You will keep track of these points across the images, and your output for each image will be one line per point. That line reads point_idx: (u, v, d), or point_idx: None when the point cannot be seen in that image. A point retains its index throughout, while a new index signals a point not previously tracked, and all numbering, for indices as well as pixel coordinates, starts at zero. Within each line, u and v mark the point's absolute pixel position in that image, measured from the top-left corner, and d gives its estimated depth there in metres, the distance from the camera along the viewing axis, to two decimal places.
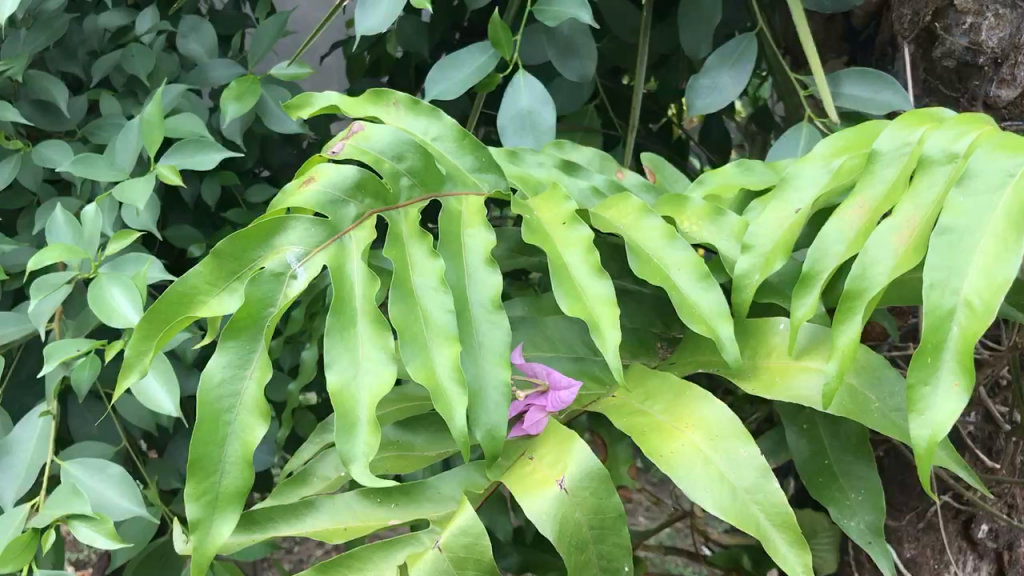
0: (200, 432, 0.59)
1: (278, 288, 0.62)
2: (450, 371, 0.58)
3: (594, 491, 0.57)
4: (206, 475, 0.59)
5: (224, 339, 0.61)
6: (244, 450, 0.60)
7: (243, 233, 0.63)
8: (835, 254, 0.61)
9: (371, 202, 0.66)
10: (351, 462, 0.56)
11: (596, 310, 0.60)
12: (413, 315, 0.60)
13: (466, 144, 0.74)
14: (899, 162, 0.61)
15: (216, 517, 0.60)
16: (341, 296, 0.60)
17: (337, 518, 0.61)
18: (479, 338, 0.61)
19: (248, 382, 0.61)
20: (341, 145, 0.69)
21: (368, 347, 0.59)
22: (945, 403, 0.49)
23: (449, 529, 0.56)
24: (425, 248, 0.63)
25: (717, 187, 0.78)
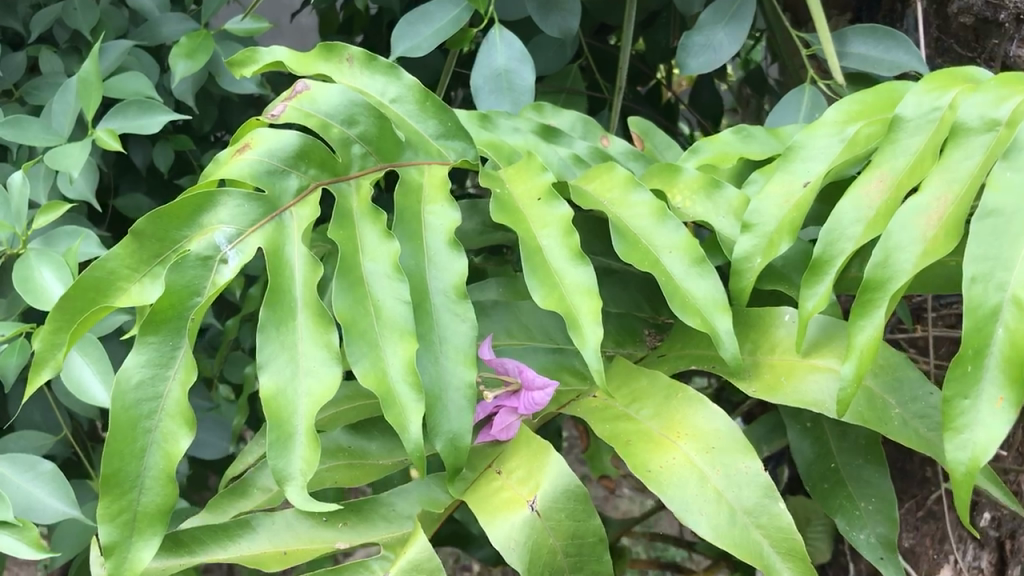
0: (114, 442, 0.51)
1: (206, 275, 0.53)
2: (404, 372, 0.50)
3: (570, 514, 0.49)
4: (123, 491, 0.51)
5: (143, 334, 0.52)
6: (167, 463, 0.52)
7: (167, 209, 0.54)
8: (852, 238, 0.53)
9: (316, 173, 0.58)
10: (286, 484, 0.47)
11: (574, 302, 0.52)
12: (362, 308, 0.51)
13: (430, 106, 0.65)
14: (928, 130, 0.53)
15: (136, 541, 0.51)
16: (278, 286, 0.52)
17: (276, 541, 0.53)
18: (441, 333, 0.53)
19: (171, 384, 0.52)
20: (281, 107, 0.59)
21: (309, 346, 0.50)
22: (989, 421, 0.42)
23: (398, 562, 0.48)
24: (378, 228, 0.55)
25: (714, 156, 0.70)
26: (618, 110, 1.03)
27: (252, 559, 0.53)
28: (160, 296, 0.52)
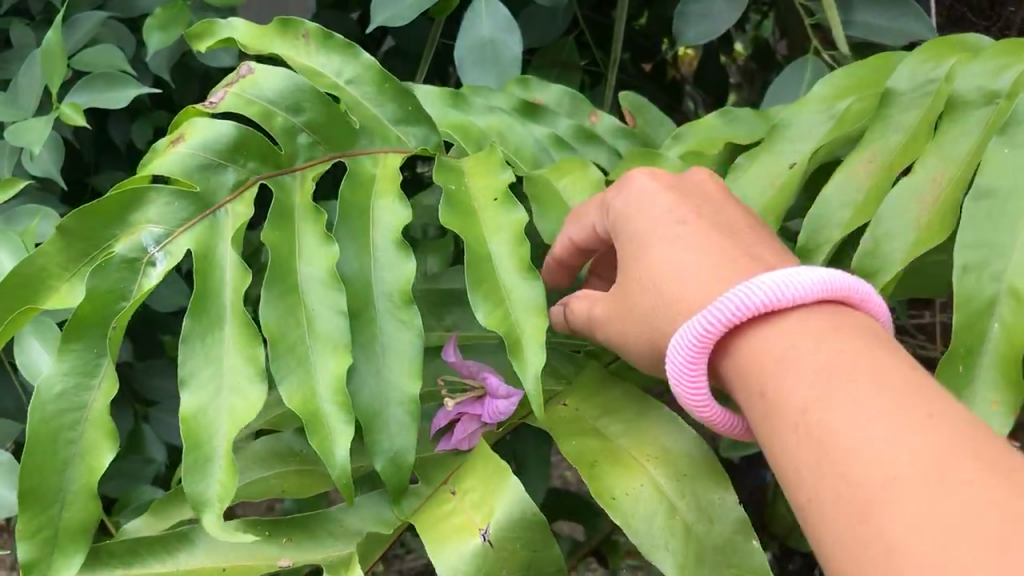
0: (32, 457, 0.46)
1: (131, 278, 0.49)
2: (331, 388, 0.46)
3: (526, 544, 0.46)
4: (45, 506, 0.47)
5: (66, 341, 0.48)
6: (91, 477, 0.47)
7: (91, 208, 0.49)
8: (841, 224, 0.50)
9: (257, 166, 0.53)
10: (203, 510, 0.45)
11: (521, 322, 0.49)
12: (293, 320, 0.47)
13: (390, 89, 0.60)
14: (922, 104, 0.52)
15: (59, 560, 0.47)
16: (204, 291, 0.48)
17: (216, 557, 0.50)
18: (381, 344, 0.49)
19: (95, 395, 0.48)
20: (223, 94, 0.55)
21: (235, 360, 0.47)
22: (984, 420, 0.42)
23: None
24: (317, 229, 0.50)
25: (697, 143, 0.65)
26: (612, 84, 0.97)
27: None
28: (81, 300, 0.48)
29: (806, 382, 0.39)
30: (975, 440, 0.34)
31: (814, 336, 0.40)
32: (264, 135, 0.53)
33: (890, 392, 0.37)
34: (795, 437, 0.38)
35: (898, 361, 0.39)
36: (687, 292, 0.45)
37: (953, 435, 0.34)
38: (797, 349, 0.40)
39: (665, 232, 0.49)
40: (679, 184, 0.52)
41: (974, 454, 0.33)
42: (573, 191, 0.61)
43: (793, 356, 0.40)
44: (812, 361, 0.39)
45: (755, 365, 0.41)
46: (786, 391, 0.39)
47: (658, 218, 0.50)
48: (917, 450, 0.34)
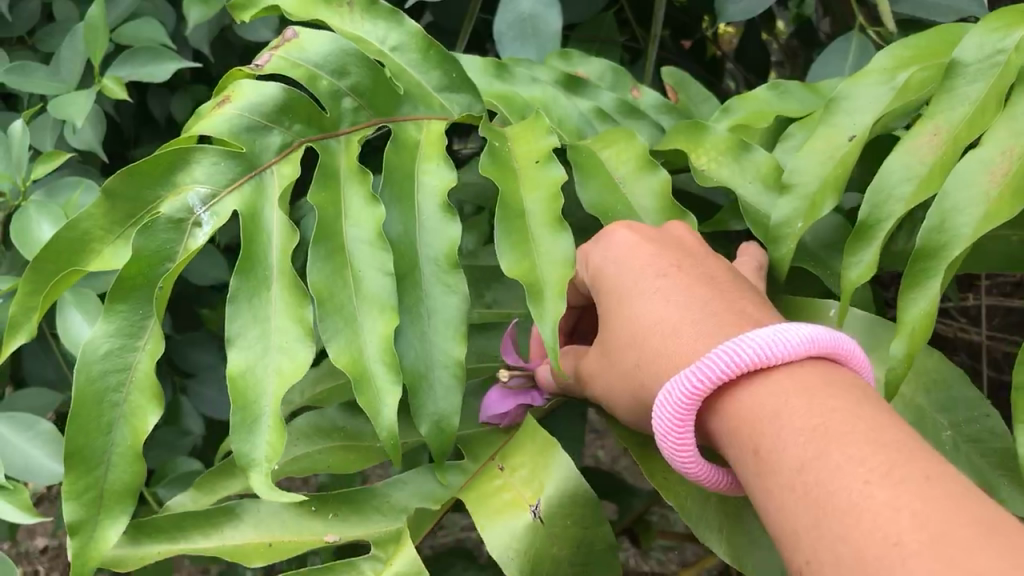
0: (78, 417, 0.47)
1: (179, 239, 0.49)
2: (380, 350, 0.46)
3: (577, 519, 0.49)
4: (89, 469, 0.47)
5: (110, 301, 0.48)
6: (134, 439, 0.48)
7: (137, 166, 0.49)
8: (901, 198, 0.50)
9: (302, 129, 0.53)
10: (250, 469, 0.45)
11: (544, 271, 0.49)
12: (339, 278, 0.48)
13: (433, 55, 0.60)
14: (990, 74, 0.50)
15: (103, 520, 0.48)
16: (252, 252, 0.49)
17: (262, 532, 0.50)
18: (429, 305, 0.49)
19: (141, 356, 0.48)
20: (267, 57, 0.55)
21: (283, 321, 0.47)
22: None
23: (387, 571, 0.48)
24: (364, 192, 0.50)
25: (748, 117, 0.64)
26: (653, 59, 0.96)
27: (236, 551, 0.49)
28: (127, 261, 0.48)
29: (799, 439, 0.40)
30: (972, 499, 0.35)
31: (807, 392, 0.42)
32: (312, 100, 0.54)
33: (887, 449, 0.37)
34: (792, 495, 0.39)
35: (888, 420, 0.40)
36: (681, 344, 0.47)
37: (955, 493, 0.35)
38: (787, 408, 0.41)
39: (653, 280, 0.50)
40: (657, 237, 0.53)
41: (970, 516, 0.33)
42: (618, 162, 0.60)
43: (784, 414, 0.41)
44: (804, 417, 0.40)
45: (747, 422, 0.42)
46: (780, 449, 0.40)
47: (640, 270, 0.51)
48: (917, 510, 0.34)
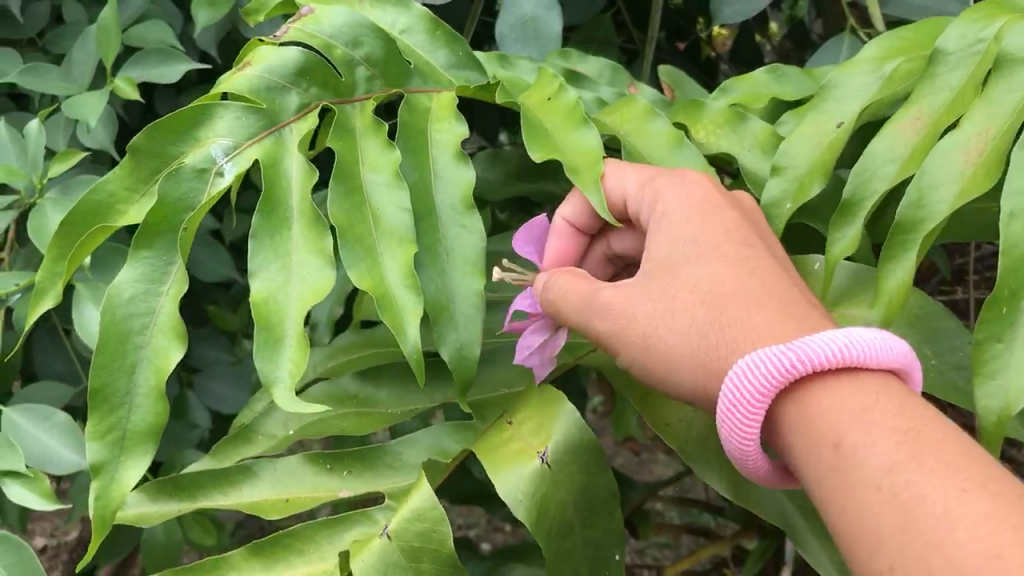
0: (101, 356, 0.48)
1: (202, 188, 0.51)
2: (401, 274, 0.49)
3: (580, 467, 0.51)
4: (112, 409, 0.48)
5: (137, 248, 0.50)
6: (157, 378, 0.49)
7: (164, 121, 0.52)
8: (885, 178, 0.51)
9: (319, 92, 0.56)
10: (274, 385, 0.47)
11: (573, 158, 0.55)
12: (360, 214, 0.51)
13: (441, 36, 0.62)
14: (970, 64, 0.51)
15: (124, 461, 0.49)
16: (274, 195, 0.51)
17: (279, 489, 0.52)
18: (445, 241, 0.52)
19: (164, 299, 0.50)
20: (285, 28, 0.58)
21: (303, 255, 0.50)
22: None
23: (400, 512, 0.47)
24: (380, 140, 0.54)
25: (744, 96, 0.67)
26: (651, 60, 0.99)
27: (255, 506, 0.51)
28: (152, 208, 0.50)
29: (887, 439, 0.40)
30: None
31: (895, 397, 0.42)
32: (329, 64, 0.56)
33: (979, 465, 0.39)
34: (875, 493, 0.39)
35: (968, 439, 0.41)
36: (759, 324, 0.46)
37: None
38: (875, 407, 0.42)
39: (725, 252, 0.50)
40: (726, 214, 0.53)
41: None
42: (621, 128, 0.62)
43: (871, 411, 0.42)
44: (893, 420, 0.41)
45: (826, 414, 0.42)
46: (865, 444, 0.41)
47: (715, 248, 0.51)
48: (1018, 528, 0.35)
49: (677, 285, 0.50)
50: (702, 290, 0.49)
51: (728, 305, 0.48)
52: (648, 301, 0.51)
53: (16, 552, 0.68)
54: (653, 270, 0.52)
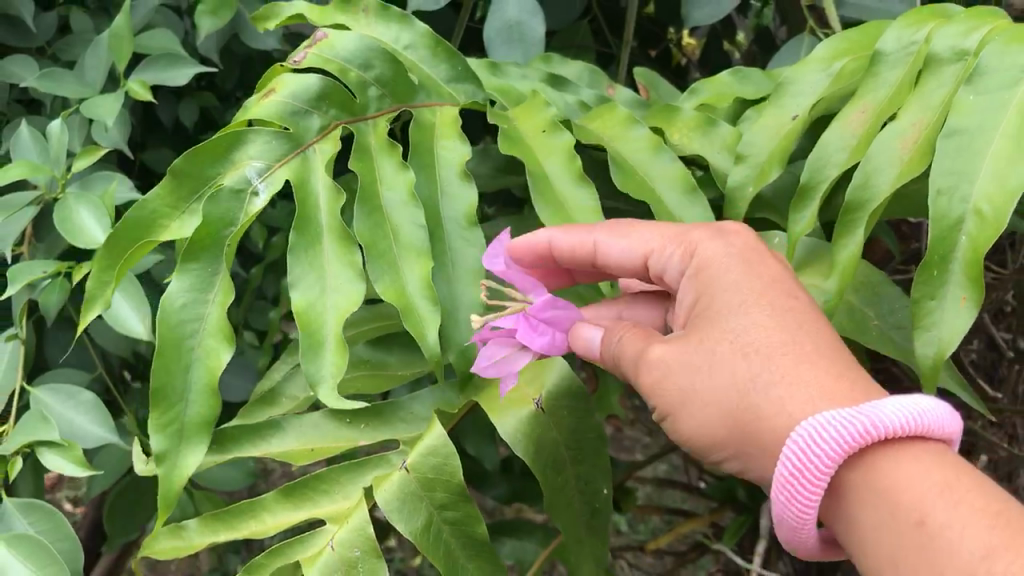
0: (163, 358, 0.55)
1: (239, 206, 0.58)
2: (421, 286, 0.57)
3: (572, 411, 0.61)
4: (170, 405, 0.55)
5: (184, 263, 0.56)
6: (209, 376, 0.56)
7: (203, 147, 0.58)
8: (837, 164, 0.59)
9: (337, 113, 0.63)
10: (319, 385, 0.54)
11: (578, 217, 0.63)
12: (382, 231, 0.58)
13: (442, 51, 0.69)
14: (905, 63, 0.59)
15: (183, 449, 0.56)
16: (305, 214, 0.58)
17: (304, 440, 0.59)
18: (453, 258, 0.60)
19: (212, 306, 0.56)
20: (303, 53, 0.65)
21: (336, 267, 0.57)
22: (953, 318, 0.50)
23: (416, 449, 0.55)
24: (394, 162, 0.61)
25: (711, 97, 0.74)
26: (626, 64, 1.06)
27: (284, 456, 0.58)
28: (198, 227, 0.57)
29: (967, 518, 0.44)
30: None
31: (961, 474, 0.47)
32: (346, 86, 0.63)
33: None
34: None
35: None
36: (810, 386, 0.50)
37: None
38: (945, 485, 0.46)
39: (776, 304, 0.54)
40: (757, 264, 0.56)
41: None
42: (604, 131, 0.69)
43: (944, 491, 0.46)
44: (968, 500, 0.45)
45: (901, 489, 0.47)
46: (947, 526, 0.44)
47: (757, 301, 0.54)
48: None
49: (720, 341, 0.53)
50: (751, 345, 0.52)
51: (780, 360, 0.52)
52: (701, 361, 0.54)
53: (54, 518, 0.76)
54: (705, 326, 0.55)
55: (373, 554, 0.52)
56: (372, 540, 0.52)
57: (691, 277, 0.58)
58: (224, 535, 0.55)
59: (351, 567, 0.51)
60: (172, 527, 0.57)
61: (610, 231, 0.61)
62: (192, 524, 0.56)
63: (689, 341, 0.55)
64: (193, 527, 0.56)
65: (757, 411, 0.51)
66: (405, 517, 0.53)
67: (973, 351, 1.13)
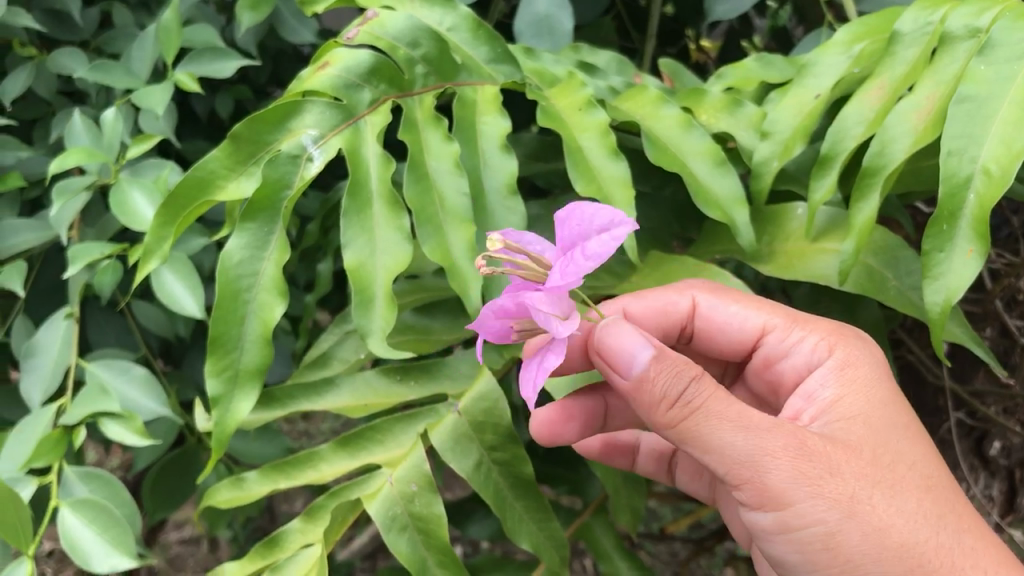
0: (220, 310, 0.59)
1: (294, 170, 0.61)
2: (466, 251, 0.62)
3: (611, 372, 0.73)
4: (226, 351, 0.59)
5: (243, 220, 0.60)
6: (263, 328, 0.60)
7: (261, 114, 0.62)
8: (855, 136, 0.62)
9: (386, 88, 0.66)
10: (369, 336, 0.59)
11: (609, 191, 0.66)
12: (429, 197, 0.62)
13: (481, 34, 0.73)
14: (922, 42, 0.62)
15: (237, 395, 0.60)
16: (358, 179, 0.62)
17: (357, 396, 0.70)
18: (495, 222, 0.65)
19: (267, 263, 0.60)
20: (356, 31, 0.68)
21: (385, 228, 0.61)
22: (960, 267, 0.54)
23: (469, 396, 0.68)
24: (440, 133, 0.65)
25: (736, 81, 0.78)
26: (649, 59, 1.09)
27: (340, 408, 0.69)
28: (257, 188, 0.60)
29: None
30: None
31: None
32: (395, 62, 0.67)
33: None
34: None
35: None
36: (968, 532, 0.60)
37: None
38: None
39: (924, 448, 0.63)
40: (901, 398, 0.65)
41: None
42: (635, 110, 0.73)
43: None
44: None
45: None
46: None
47: (912, 437, 0.63)
48: None
49: (900, 467, 0.60)
50: (923, 481, 0.61)
51: (941, 500, 0.61)
52: (881, 481, 0.59)
53: (112, 487, 0.74)
54: (879, 450, 0.61)
55: (428, 490, 0.64)
56: (426, 476, 0.65)
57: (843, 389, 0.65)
58: (283, 483, 0.67)
59: (408, 499, 0.64)
60: (232, 479, 0.68)
61: (708, 293, 0.73)
62: (251, 477, 0.68)
63: (861, 457, 0.59)
64: (253, 479, 0.68)
65: (936, 547, 0.58)
66: (459, 457, 0.66)
67: (986, 338, 1.16)
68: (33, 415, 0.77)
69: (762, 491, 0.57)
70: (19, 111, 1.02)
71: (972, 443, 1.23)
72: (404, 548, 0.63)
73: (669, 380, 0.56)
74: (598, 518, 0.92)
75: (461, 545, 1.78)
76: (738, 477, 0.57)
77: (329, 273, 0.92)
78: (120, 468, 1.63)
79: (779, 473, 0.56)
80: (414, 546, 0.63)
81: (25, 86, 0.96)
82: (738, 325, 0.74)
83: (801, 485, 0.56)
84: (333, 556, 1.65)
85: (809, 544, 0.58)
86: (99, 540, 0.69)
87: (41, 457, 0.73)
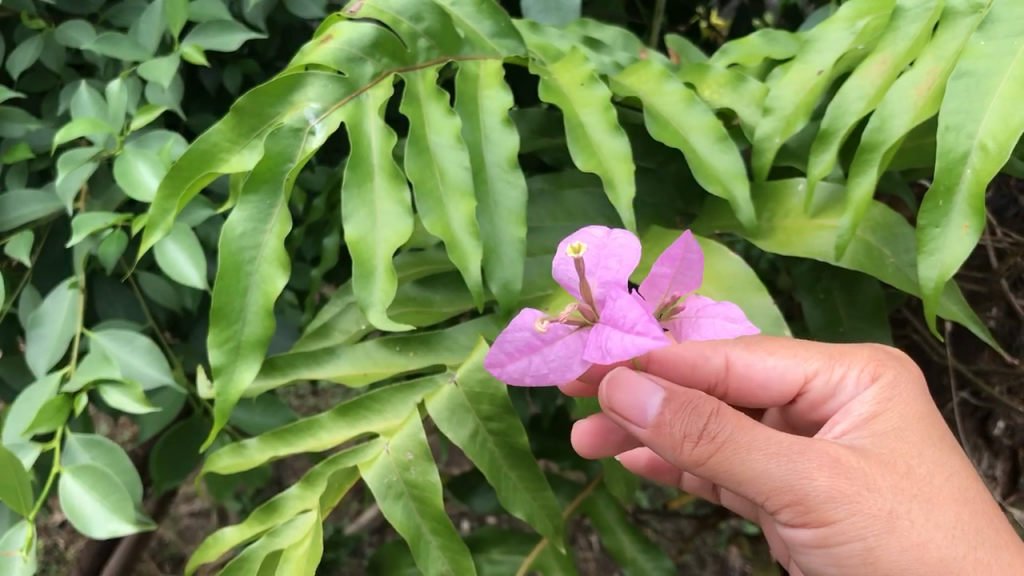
0: (223, 280, 0.59)
1: (297, 143, 0.62)
2: (465, 225, 0.62)
3: None
4: (228, 323, 0.60)
5: (244, 193, 0.60)
6: (265, 299, 0.60)
7: (265, 87, 0.62)
8: (855, 112, 0.62)
9: (388, 61, 0.67)
10: (369, 308, 0.60)
11: (610, 165, 0.66)
12: (429, 169, 0.63)
13: (485, 9, 0.73)
14: (924, 18, 0.62)
15: (238, 365, 0.60)
16: (359, 152, 0.63)
17: (357, 365, 0.70)
18: (495, 196, 0.65)
19: (269, 236, 0.61)
20: (358, 6, 0.69)
21: (386, 200, 0.62)
22: (955, 243, 0.54)
23: (466, 365, 0.68)
24: (442, 107, 0.65)
25: (741, 57, 0.78)
26: (657, 36, 1.09)
27: (339, 378, 0.70)
28: (260, 160, 0.61)
29: None
30: None
31: None
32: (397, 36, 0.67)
33: None
34: None
35: None
36: (1008, 541, 0.58)
37: None
38: None
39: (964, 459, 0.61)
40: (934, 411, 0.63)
41: None
42: (638, 86, 0.73)
43: None
44: None
45: None
46: None
47: (948, 447, 0.60)
48: None
49: (937, 477, 0.58)
50: (965, 491, 0.58)
51: (983, 512, 0.59)
52: (919, 494, 0.56)
53: (113, 454, 0.75)
54: (914, 462, 0.58)
55: (424, 458, 0.65)
56: (422, 446, 0.65)
57: (878, 402, 0.62)
58: (282, 450, 0.68)
59: (405, 467, 0.65)
60: (233, 446, 0.70)
61: None
62: (252, 444, 0.69)
63: (896, 470, 0.57)
64: (253, 446, 0.69)
65: (978, 562, 0.56)
66: (456, 425, 0.67)
67: (992, 318, 1.16)
68: (38, 382, 0.78)
69: (801, 510, 0.54)
70: (27, 83, 1.03)
71: (976, 423, 1.23)
72: (399, 515, 0.64)
73: (685, 420, 0.53)
74: (601, 492, 0.93)
75: (468, 521, 1.79)
76: (773, 496, 0.54)
77: (335, 248, 0.92)
78: (129, 441, 1.64)
79: (816, 489, 0.53)
80: (409, 512, 0.64)
81: (33, 58, 0.97)
82: (779, 376, 0.67)
83: (839, 503, 0.54)
84: (340, 530, 1.66)
85: (847, 558, 0.56)
86: (98, 506, 0.70)
87: (43, 423, 0.74)
